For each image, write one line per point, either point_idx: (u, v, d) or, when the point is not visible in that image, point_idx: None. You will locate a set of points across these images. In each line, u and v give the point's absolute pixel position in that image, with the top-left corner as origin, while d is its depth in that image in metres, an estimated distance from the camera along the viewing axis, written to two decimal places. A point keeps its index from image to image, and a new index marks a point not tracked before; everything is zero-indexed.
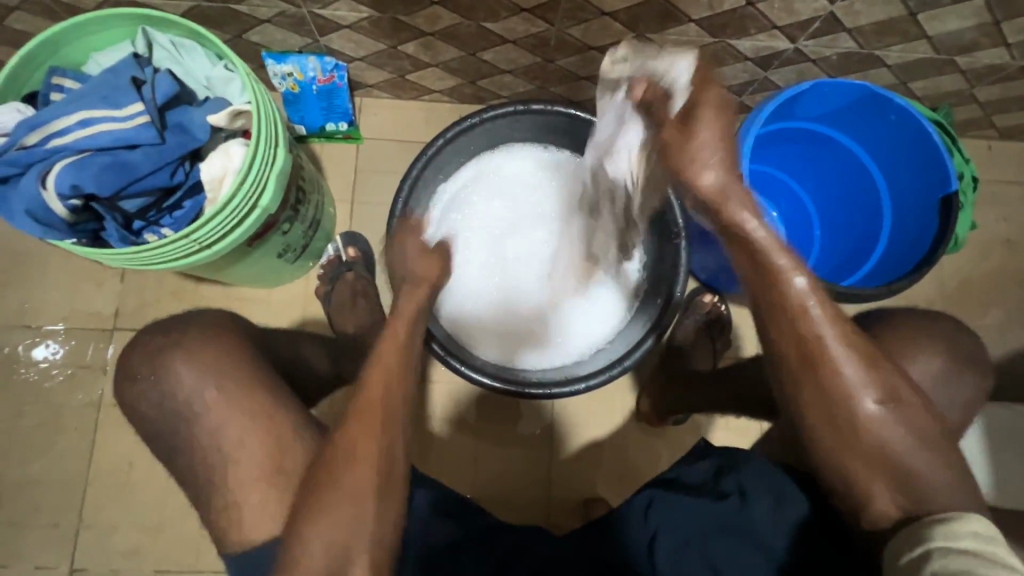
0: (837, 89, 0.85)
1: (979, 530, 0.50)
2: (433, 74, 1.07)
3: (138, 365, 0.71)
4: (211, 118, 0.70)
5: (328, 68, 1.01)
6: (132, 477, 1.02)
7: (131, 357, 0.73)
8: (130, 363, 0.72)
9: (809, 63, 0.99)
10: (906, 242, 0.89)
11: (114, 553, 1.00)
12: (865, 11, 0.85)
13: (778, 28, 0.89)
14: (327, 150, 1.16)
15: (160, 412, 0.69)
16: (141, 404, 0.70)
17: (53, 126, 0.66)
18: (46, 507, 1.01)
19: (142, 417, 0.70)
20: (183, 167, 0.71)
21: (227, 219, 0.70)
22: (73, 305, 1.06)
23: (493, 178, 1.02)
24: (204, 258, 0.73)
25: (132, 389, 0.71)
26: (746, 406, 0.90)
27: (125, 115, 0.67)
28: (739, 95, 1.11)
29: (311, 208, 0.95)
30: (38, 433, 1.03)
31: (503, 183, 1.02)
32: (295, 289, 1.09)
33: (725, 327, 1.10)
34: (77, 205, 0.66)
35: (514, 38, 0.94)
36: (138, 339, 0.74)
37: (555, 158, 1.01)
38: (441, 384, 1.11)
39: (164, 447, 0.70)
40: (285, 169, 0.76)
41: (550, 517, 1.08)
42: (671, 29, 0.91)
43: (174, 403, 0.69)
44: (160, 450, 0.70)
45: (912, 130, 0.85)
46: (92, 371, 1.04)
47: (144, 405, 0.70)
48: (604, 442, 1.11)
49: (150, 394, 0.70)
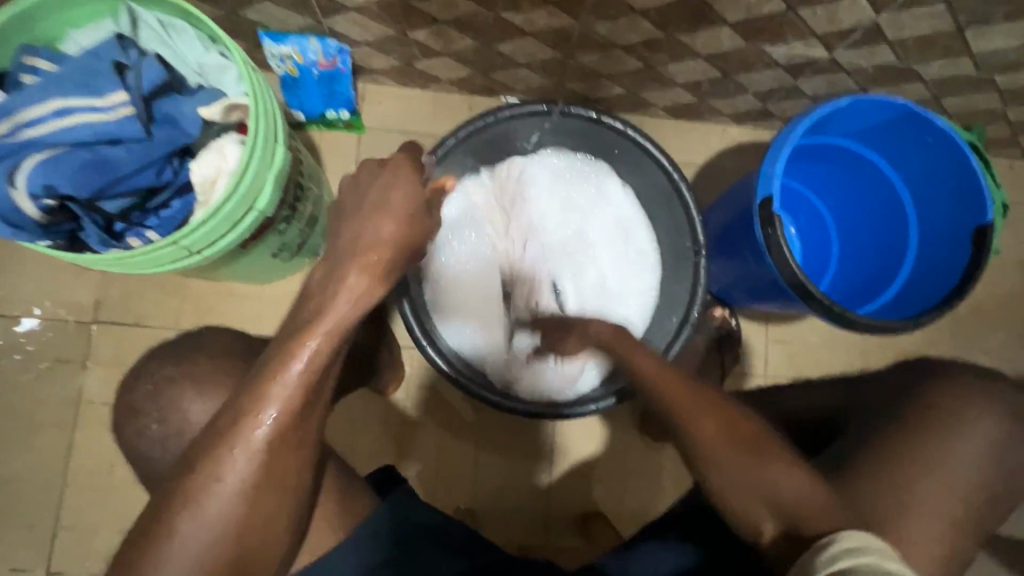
0: (874, 107, 0.80)
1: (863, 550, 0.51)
2: (444, 63, 1.00)
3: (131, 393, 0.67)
4: (204, 111, 0.64)
5: (331, 52, 0.94)
6: (115, 478, 0.97)
7: (135, 386, 0.70)
8: (134, 394, 0.69)
9: (842, 73, 0.94)
10: (933, 271, 0.85)
11: (93, 555, 0.96)
12: (911, 23, 0.79)
13: (816, 36, 0.84)
14: (327, 139, 1.09)
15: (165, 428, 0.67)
16: (144, 419, 0.68)
17: (25, 116, 0.59)
18: (23, 506, 0.96)
19: (144, 432, 0.67)
20: (172, 165, 0.64)
21: (220, 223, 0.64)
22: (51, 294, 0.99)
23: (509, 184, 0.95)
24: (193, 263, 0.67)
25: (140, 405, 0.69)
26: None
27: (107, 105, 0.60)
28: (764, 101, 1.06)
29: (309, 205, 0.89)
30: (14, 429, 0.97)
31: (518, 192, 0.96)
32: (289, 286, 1.03)
33: (735, 341, 1.07)
34: (52, 205, 0.60)
35: (534, 31, 0.87)
36: (143, 366, 0.71)
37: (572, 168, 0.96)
38: (440, 391, 1.07)
39: (162, 462, 0.67)
40: (283, 169, 0.70)
41: (549, 534, 1.06)
42: (704, 32, 0.85)
43: (181, 421, 0.66)
44: (154, 466, 0.67)
45: (950, 153, 0.80)
46: (72, 366, 0.98)
47: (151, 420, 0.67)
48: (605, 455, 1.08)
49: (155, 411, 0.67)
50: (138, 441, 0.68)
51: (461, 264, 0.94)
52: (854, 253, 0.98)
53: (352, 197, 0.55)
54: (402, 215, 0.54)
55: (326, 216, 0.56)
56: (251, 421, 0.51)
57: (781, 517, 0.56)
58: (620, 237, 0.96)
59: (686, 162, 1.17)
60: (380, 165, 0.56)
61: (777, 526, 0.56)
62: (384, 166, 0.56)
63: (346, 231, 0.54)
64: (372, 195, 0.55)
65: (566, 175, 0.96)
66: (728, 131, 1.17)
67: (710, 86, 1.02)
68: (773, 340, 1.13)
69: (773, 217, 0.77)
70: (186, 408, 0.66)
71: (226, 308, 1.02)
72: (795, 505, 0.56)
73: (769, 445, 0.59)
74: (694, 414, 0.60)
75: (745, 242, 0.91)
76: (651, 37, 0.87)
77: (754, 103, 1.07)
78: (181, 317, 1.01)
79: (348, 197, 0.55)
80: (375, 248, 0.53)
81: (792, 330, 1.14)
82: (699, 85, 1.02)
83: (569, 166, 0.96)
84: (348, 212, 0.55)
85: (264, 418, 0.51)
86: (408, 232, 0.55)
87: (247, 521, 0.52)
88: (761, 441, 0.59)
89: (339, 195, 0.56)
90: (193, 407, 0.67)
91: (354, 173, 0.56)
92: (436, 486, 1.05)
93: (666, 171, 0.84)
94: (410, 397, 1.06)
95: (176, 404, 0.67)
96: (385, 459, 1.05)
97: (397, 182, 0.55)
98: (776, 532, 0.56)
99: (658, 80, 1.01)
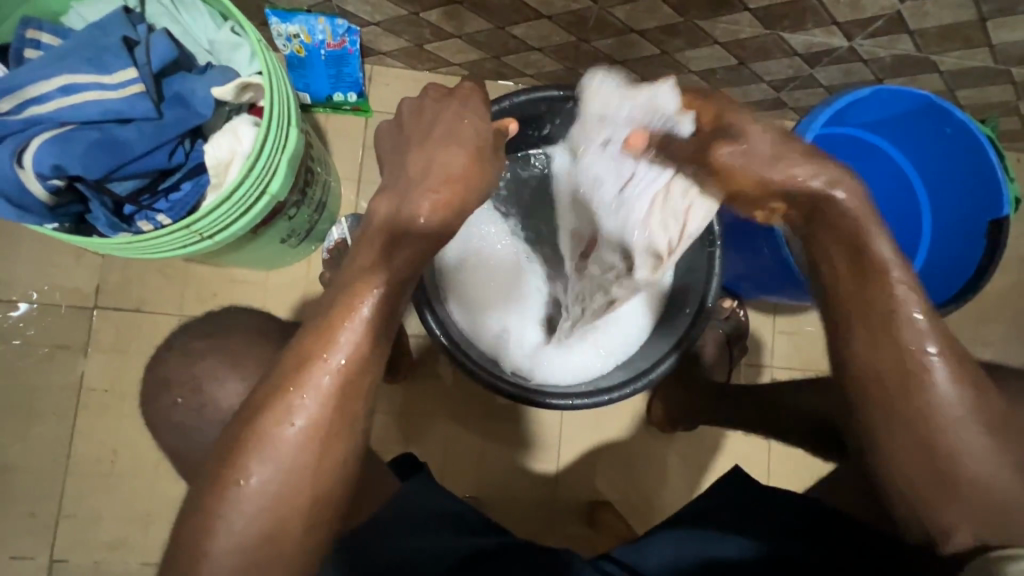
0: (895, 97, 0.79)
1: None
2: (454, 46, 0.97)
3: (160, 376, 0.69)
4: (216, 91, 0.61)
5: (339, 32, 0.91)
6: (118, 465, 0.96)
7: (166, 359, 0.72)
8: (166, 365, 0.71)
9: (859, 63, 0.93)
10: (947, 265, 0.85)
11: (96, 543, 0.94)
12: (935, 12, 0.78)
13: (837, 23, 0.82)
14: (332, 122, 1.06)
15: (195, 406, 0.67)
16: (175, 397, 0.69)
17: (31, 92, 0.57)
18: (23, 494, 0.94)
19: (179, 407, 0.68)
20: (183, 146, 0.62)
21: (235, 206, 0.62)
22: (49, 279, 0.96)
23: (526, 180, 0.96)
24: (206, 247, 0.65)
25: (170, 378, 0.70)
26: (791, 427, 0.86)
27: (115, 82, 0.58)
28: (777, 91, 1.04)
29: (318, 189, 0.87)
30: (13, 415, 0.95)
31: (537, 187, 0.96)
32: (295, 272, 1.00)
33: (743, 334, 1.07)
34: (60, 185, 0.58)
35: (550, 13, 0.85)
36: (178, 336, 0.73)
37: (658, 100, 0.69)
38: (448, 380, 1.06)
39: (195, 438, 0.68)
40: (296, 152, 0.68)
41: (555, 521, 1.06)
42: (723, 17, 0.83)
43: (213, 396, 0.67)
44: None
45: (967, 146, 0.79)
46: (72, 352, 0.96)
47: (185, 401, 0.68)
48: (611, 443, 1.09)
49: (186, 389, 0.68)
50: (170, 420, 0.69)
51: (481, 257, 0.93)
52: None
53: (418, 126, 0.56)
54: (470, 146, 0.55)
55: (390, 139, 0.58)
56: (321, 365, 0.49)
57: (978, 524, 0.51)
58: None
59: None
60: (447, 95, 0.58)
61: (973, 534, 0.50)
62: (453, 95, 0.58)
63: (415, 161, 0.55)
64: (440, 125, 0.56)
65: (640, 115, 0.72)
66: None
67: (725, 74, 1.01)
68: (779, 331, 1.13)
69: None
70: (219, 383, 0.67)
71: (230, 294, 0.99)
72: (1001, 514, 0.50)
73: (992, 447, 0.51)
74: (929, 402, 0.52)
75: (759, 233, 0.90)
76: (670, 22, 0.85)
77: (767, 93, 1.05)
78: (184, 302, 0.98)
79: (414, 127, 0.57)
80: (448, 180, 0.54)
81: (800, 321, 1.14)
82: (714, 73, 1.00)
83: (643, 111, 0.72)
84: (413, 141, 0.56)
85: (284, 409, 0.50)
86: (478, 164, 0.55)
87: (318, 494, 0.48)
88: (997, 450, 0.51)
89: (401, 119, 0.58)
90: (222, 385, 0.67)
91: (420, 100, 0.58)
92: (443, 473, 1.05)
93: None
94: (418, 385, 1.06)
95: (207, 382, 0.68)
96: (393, 447, 1.04)
97: (467, 113, 0.57)
98: (972, 541, 0.50)
99: (672, 67, 0.99)
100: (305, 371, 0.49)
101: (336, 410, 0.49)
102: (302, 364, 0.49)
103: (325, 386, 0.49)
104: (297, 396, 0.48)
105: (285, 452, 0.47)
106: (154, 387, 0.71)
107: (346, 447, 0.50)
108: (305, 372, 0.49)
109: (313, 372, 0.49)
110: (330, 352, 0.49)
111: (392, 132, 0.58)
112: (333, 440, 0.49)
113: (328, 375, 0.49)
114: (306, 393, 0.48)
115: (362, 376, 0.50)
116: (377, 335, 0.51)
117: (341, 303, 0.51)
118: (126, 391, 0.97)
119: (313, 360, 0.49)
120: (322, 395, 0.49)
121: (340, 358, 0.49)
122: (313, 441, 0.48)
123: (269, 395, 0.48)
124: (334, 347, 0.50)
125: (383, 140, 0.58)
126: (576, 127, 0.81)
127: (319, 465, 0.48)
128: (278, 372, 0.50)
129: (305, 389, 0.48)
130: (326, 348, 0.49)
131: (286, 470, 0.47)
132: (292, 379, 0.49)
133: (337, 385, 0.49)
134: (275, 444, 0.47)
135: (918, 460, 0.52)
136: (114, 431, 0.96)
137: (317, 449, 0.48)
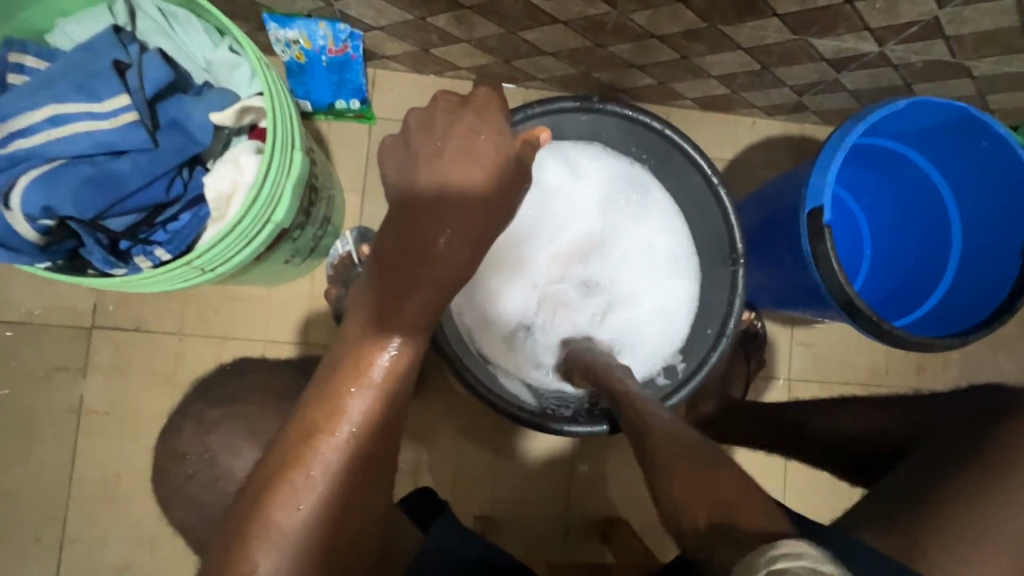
0: (930, 108, 0.75)
1: (805, 551, 0.40)
2: (462, 50, 0.92)
3: (184, 443, 0.79)
4: (215, 116, 0.57)
5: (341, 37, 0.86)
6: (121, 489, 0.93)
7: (180, 428, 0.80)
8: (181, 438, 0.79)
9: (889, 68, 0.88)
10: (978, 283, 0.81)
11: (103, 569, 0.92)
12: (975, 18, 0.73)
13: (869, 29, 0.77)
14: (335, 130, 1.02)
15: (213, 474, 0.74)
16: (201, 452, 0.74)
17: (15, 124, 0.54)
18: (28, 520, 0.92)
19: (203, 468, 0.76)
20: (181, 177, 0.59)
21: (234, 241, 0.58)
22: (44, 300, 0.93)
23: (569, 173, 0.89)
24: (205, 281, 0.61)
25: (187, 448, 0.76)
26: (809, 456, 0.82)
27: (106, 110, 0.55)
28: (800, 94, 0.99)
29: (322, 206, 0.82)
30: (12, 439, 0.92)
31: (576, 184, 0.90)
32: (297, 290, 0.96)
33: (760, 345, 1.02)
34: (51, 225, 0.55)
35: (566, 18, 0.80)
36: (188, 412, 0.82)
37: (590, 176, 0.89)
38: (458, 398, 1.03)
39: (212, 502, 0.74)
40: (301, 177, 0.64)
41: (568, 542, 1.04)
42: (749, 23, 0.78)
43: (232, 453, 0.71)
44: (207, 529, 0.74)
45: (1003, 162, 0.75)
46: (70, 374, 0.93)
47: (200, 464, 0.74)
48: (621, 461, 1.06)
49: (203, 459, 0.76)
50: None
51: (511, 258, 0.89)
52: (888, 257, 0.95)
53: (428, 142, 0.48)
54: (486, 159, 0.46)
55: (394, 159, 0.49)
56: (327, 440, 0.44)
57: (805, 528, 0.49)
58: (660, 263, 0.89)
59: (715, 157, 1.11)
60: (460, 102, 0.49)
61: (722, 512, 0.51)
62: (466, 98, 0.48)
63: (425, 183, 0.47)
64: (451, 142, 0.47)
65: (587, 175, 0.89)
66: (758, 124, 1.11)
67: (746, 78, 0.96)
68: (797, 343, 1.08)
69: (822, 230, 0.74)
70: (234, 456, 0.74)
71: (231, 313, 0.95)
72: (731, 503, 0.51)
73: None
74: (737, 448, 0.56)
75: (779, 245, 0.85)
76: (693, 27, 0.80)
77: (789, 96, 1.01)
78: (184, 322, 0.95)
79: (423, 141, 0.48)
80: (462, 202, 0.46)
81: (818, 331, 1.08)
82: (735, 77, 0.95)
83: (599, 171, 0.89)
84: (424, 160, 0.48)
85: (294, 501, 0.43)
86: (496, 181, 0.47)
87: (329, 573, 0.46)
88: None
89: (409, 129, 0.49)
90: (239, 457, 0.74)
91: (429, 106, 0.48)
92: (454, 493, 1.03)
93: (704, 174, 0.78)
94: (427, 403, 1.03)
95: (225, 450, 0.74)
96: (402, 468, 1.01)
97: (483, 123, 0.48)
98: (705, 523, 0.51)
99: (691, 71, 0.94)
100: (310, 448, 0.44)
101: (346, 485, 0.45)
102: (307, 438, 0.44)
103: (333, 465, 0.44)
104: (302, 477, 0.43)
105: (290, 542, 0.43)
106: (171, 458, 0.81)
107: (352, 517, 0.46)
108: (310, 447, 0.44)
109: (320, 450, 0.44)
110: (338, 424, 0.44)
111: (400, 143, 0.50)
112: (344, 510, 0.45)
113: (335, 451, 0.44)
114: (313, 470, 0.43)
115: (377, 442, 0.46)
116: (391, 396, 0.46)
117: (347, 363, 0.46)
118: (126, 413, 0.94)
119: (318, 436, 0.44)
120: (330, 475, 0.44)
121: (348, 431, 0.44)
122: (323, 522, 0.44)
123: (278, 463, 0.43)
124: (342, 418, 0.45)
125: (385, 154, 0.50)
126: (574, 159, 0.88)
127: (330, 538, 0.45)
128: (285, 432, 0.45)
129: (311, 467, 0.43)
130: (333, 422, 0.44)
131: (292, 560, 0.43)
132: (296, 456, 0.43)
133: (348, 460, 0.44)
134: (282, 533, 0.42)
135: (682, 469, 0.55)
136: (116, 452, 0.93)
137: (326, 526, 0.44)
